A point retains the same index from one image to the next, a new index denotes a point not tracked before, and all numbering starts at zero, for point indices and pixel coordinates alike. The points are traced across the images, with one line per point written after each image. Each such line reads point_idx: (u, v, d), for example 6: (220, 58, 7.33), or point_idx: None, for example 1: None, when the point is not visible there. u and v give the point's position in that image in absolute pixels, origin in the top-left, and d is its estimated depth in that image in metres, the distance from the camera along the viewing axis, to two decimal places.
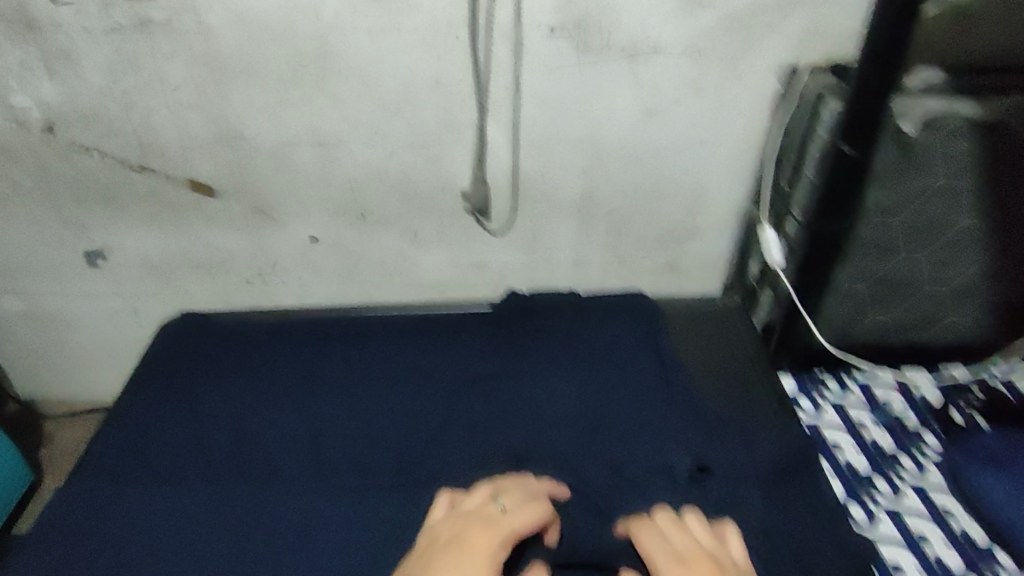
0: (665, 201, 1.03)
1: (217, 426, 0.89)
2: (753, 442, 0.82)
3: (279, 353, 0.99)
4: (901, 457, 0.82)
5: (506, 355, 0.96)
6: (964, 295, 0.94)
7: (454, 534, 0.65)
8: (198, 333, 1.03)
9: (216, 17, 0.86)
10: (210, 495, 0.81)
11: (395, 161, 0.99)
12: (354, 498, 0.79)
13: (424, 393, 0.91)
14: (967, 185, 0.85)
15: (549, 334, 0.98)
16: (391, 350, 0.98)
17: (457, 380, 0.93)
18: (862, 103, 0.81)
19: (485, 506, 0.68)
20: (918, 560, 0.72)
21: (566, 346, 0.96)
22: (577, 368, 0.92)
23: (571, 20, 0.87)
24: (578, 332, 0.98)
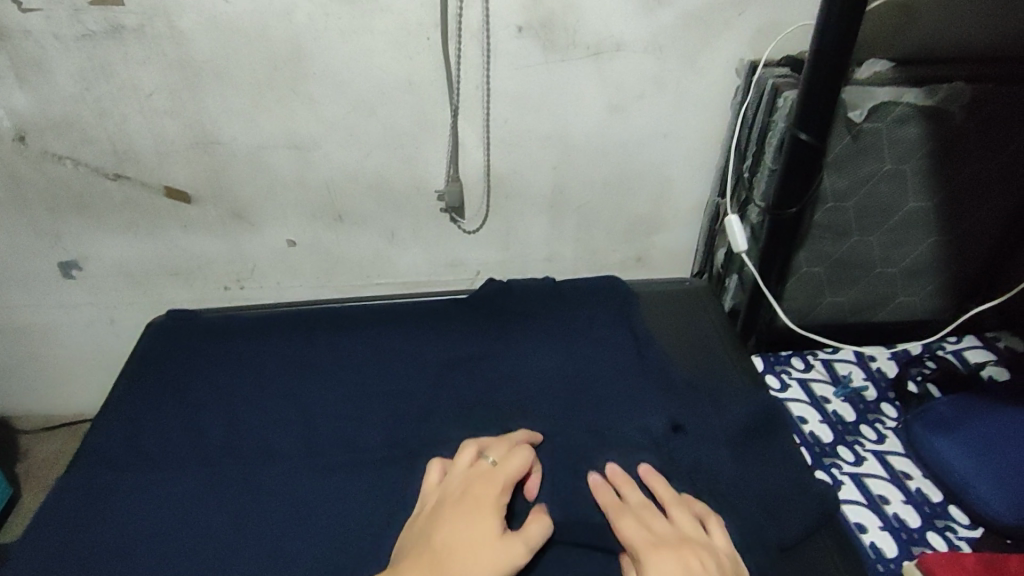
0: (637, 197, 1.01)
1: (204, 412, 0.81)
2: (724, 408, 0.78)
3: (266, 339, 0.91)
4: (862, 425, 0.82)
5: (487, 336, 0.88)
6: (919, 276, 0.90)
7: (440, 506, 0.62)
8: (184, 324, 0.95)
9: (188, 22, 0.84)
10: (198, 484, 0.73)
11: (370, 163, 0.97)
12: (344, 475, 0.73)
13: (402, 373, 0.84)
14: (916, 168, 0.81)
15: (530, 317, 0.90)
16: (372, 334, 0.90)
17: (437, 361, 0.85)
18: (819, 89, 0.72)
19: (475, 470, 0.65)
20: (881, 520, 0.72)
21: (545, 328, 0.88)
22: (555, 350, 0.85)
23: (537, 19, 0.85)
24: (556, 314, 0.91)
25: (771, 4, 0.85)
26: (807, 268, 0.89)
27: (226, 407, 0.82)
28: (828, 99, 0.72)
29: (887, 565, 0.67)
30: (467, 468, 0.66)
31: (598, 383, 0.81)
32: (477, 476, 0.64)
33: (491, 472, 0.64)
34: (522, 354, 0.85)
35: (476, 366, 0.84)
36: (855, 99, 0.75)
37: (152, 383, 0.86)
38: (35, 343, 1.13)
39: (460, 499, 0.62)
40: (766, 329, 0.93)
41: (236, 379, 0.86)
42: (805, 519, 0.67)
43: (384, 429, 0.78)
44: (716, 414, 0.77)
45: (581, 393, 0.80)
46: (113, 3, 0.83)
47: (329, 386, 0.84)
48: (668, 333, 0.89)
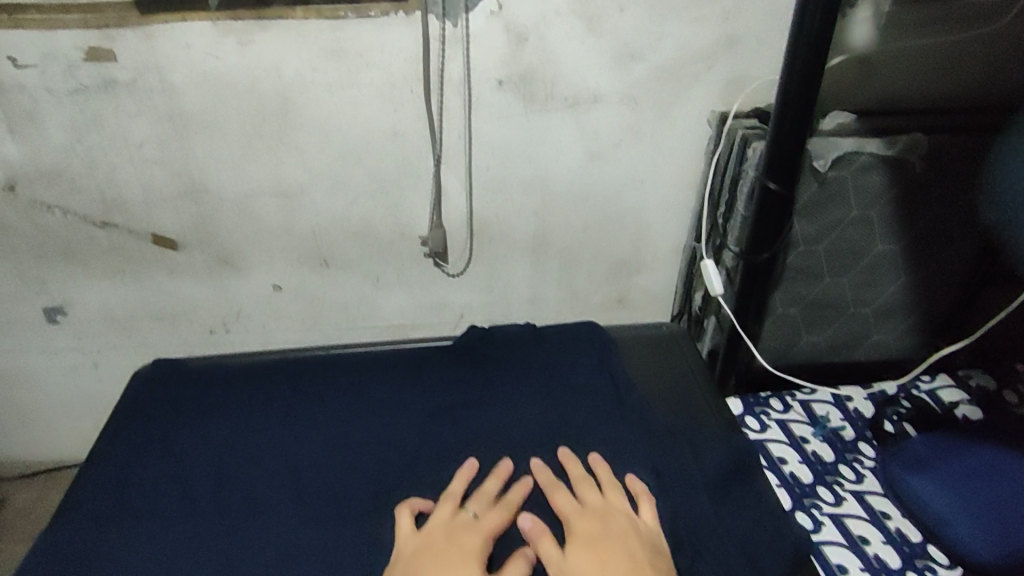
0: (616, 240, 1.04)
1: (181, 466, 0.81)
2: (704, 452, 0.78)
3: (249, 390, 0.91)
4: (841, 464, 0.83)
5: (471, 383, 0.88)
6: (891, 316, 0.93)
7: (422, 552, 0.65)
8: (171, 374, 0.95)
9: (179, 76, 0.87)
10: (175, 542, 0.72)
11: (357, 210, 0.99)
12: (333, 525, 0.72)
13: (385, 422, 0.84)
14: (881, 214, 0.84)
15: (512, 363, 0.91)
16: (356, 383, 0.90)
17: (423, 408, 0.85)
18: (783, 141, 0.75)
19: (457, 521, 0.68)
20: (862, 562, 0.72)
21: (529, 372, 0.89)
22: (537, 395, 0.85)
23: (516, 73, 0.89)
24: (539, 359, 0.92)
25: (738, 60, 0.89)
26: (782, 310, 0.91)
27: (209, 454, 0.82)
28: (793, 148, 0.75)
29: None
30: (448, 518, 0.68)
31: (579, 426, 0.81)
32: (459, 526, 0.67)
33: (475, 524, 0.67)
34: (505, 398, 0.86)
35: (458, 412, 0.84)
36: (819, 149, 0.79)
37: (135, 432, 0.86)
38: (19, 389, 1.13)
39: (444, 547, 0.65)
40: (744, 370, 0.95)
41: (219, 425, 0.86)
42: (787, 563, 0.67)
43: (365, 476, 0.78)
44: (699, 457, 0.77)
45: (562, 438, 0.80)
46: (106, 59, 0.85)
47: (312, 432, 0.84)
48: (647, 377, 0.90)
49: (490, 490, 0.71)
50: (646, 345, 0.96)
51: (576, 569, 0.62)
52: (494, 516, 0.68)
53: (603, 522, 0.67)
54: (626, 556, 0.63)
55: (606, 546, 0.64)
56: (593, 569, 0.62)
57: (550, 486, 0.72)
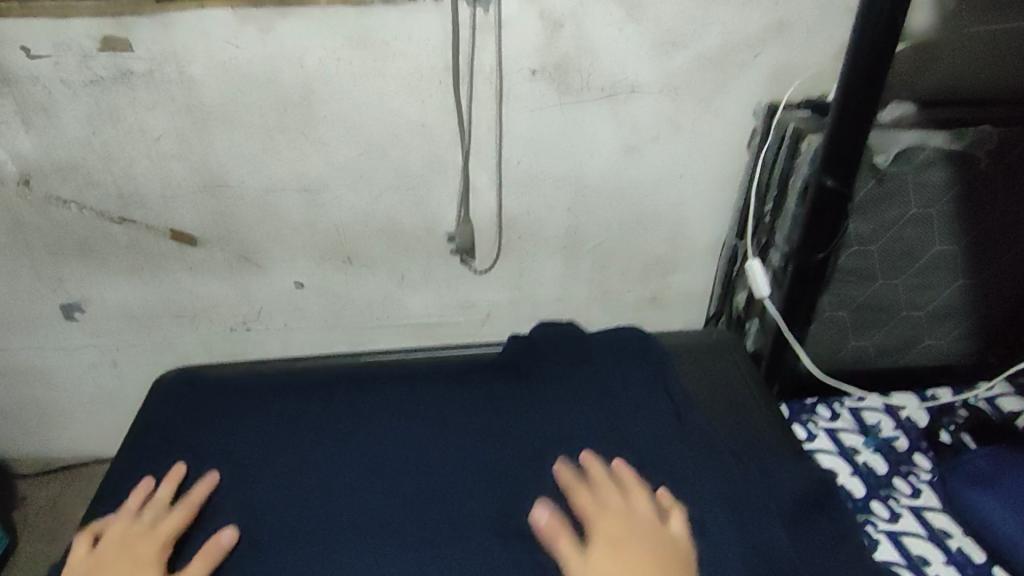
0: (652, 238, 0.99)
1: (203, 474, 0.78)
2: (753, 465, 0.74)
3: (269, 401, 0.85)
4: (895, 477, 0.78)
5: (514, 399, 0.83)
6: (946, 319, 0.88)
7: (99, 567, 0.65)
8: (194, 385, 0.88)
9: (198, 67, 0.83)
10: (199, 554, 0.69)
11: (381, 206, 0.95)
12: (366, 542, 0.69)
13: (422, 436, 0.79)
14: (941, 212, 0.79)
15: (554, 378, 0.85)
16: (388, 397, 0.84)
17: (460, 426, 0.80)
18: (844, 135, 0.70)
19: (135, 532, 0.67)
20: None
21: (573, 388, 0.83)
22: (584, 414, 0.80)
23: (551, 62, 0.84)
24: (584, 373, 0.85)
25: (789, 47, 0.84)
26: (831, 313, 0.86)
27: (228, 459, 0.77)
28: (854, 142, 0.70)
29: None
30: (129, 527, 0.68)
31: (621, 438, 0.77)
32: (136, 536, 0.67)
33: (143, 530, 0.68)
34: (541, 407, 0.82)
35: (496, 429, 0.79)
36: (880, 143, 0.74)
37: (152, 432, 0.82)
38: (38, 387, 1.10)
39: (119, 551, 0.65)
40: (790, 377, 0.90)
41: (239, 428, 0.81)
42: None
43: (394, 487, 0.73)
44: (755, 477, 0.73)
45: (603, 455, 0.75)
46: (121, 48, 0.82)
47: (337, 441, 0.79)
48: (690, 384, 0.85)
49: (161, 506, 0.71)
50: (690, 350, 0.90)
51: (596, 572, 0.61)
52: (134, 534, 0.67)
53: (626, 526, 0.65)
54: (610, 552, 0.63)
55: (630, 553, 0.62)
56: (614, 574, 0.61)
57: (573, 491, 0.69)
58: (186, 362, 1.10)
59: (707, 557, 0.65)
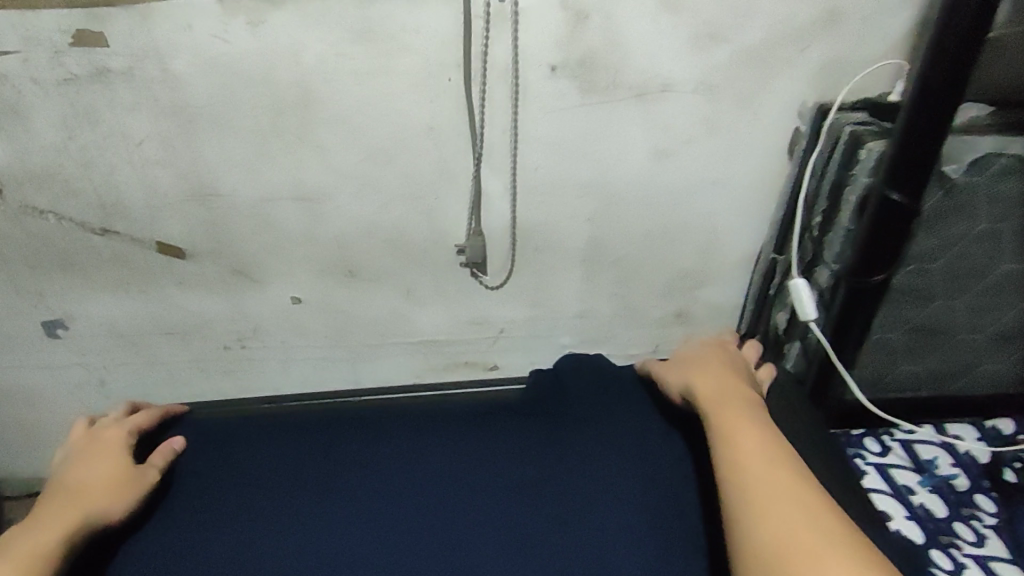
0: (680, 250, 0.91)
1: None
2: None
3: (265, 451, 0.74)
4: (955, 522, 0.71)
5: (544, 453, 0.72)
6: (1010, 344, 0.79)
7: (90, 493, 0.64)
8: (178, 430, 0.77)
9: (182, 64, 0.75)
10: None
11: (386, 215, 0.87)
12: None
13: (442, 498, 0.68)
14: (1014, 228, 0.70)
15: (590, 424, 0.74)
16: (404, 443, 0.74)
17: (486, 482, 0.70)
18: (914, 142, 0.61)
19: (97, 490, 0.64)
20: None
21: (613, 440, 0.72)
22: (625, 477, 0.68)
23: (575, 58, 0.75)
24: (624, 421, 0.74)
25: (843, 41, 0.74)
26: (882, 336, 0.78)
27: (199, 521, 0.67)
28: (929, 153, 0.61)
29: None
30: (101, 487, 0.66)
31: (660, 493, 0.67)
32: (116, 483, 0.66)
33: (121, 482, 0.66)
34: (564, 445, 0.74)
35: (524, 489, 0.69)
36: (952, 150, 0.66)
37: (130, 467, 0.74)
38: (23, 407, 1.04)
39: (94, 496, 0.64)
40: (836, 406, 0.81)
41: (223, 478, 0.71)
42: None
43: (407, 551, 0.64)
44: None
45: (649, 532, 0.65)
46: (96, 43, 0.73)
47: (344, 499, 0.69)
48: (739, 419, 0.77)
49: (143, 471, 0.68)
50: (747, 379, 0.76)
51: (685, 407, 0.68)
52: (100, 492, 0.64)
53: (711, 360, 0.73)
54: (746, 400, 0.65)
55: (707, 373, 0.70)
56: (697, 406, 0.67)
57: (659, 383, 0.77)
58: (178, 380, 1.03)
59: None
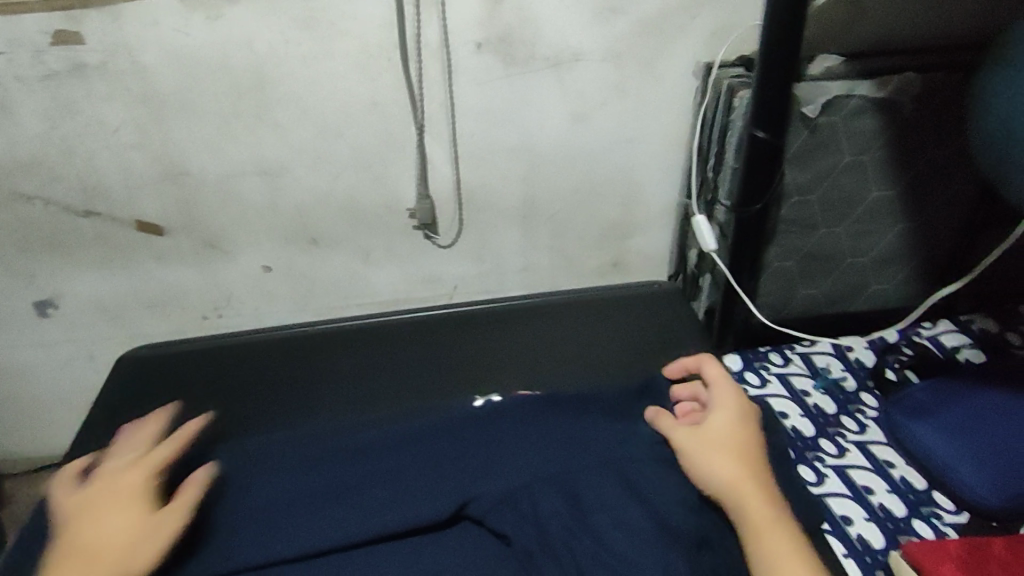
0: (607, 201, 1.02)
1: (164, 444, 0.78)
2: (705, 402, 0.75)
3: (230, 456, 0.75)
4: (842, 416, 0.82)
5: (488, 439, 0.69)
6: (889, 263, 0.90)
7: (93, 505, 0.59)
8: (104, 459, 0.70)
9: (151, 56, 0.85)
10: None
11: (341, 183, 0.97)
12: None
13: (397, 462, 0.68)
14: (875, 158, 0.82)
15: (539, 420, 0.71)
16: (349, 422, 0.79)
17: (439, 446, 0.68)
18: (769, 88, 0.73)
19: (113, 467, 0.63)
20: (843, 541, 0.70)
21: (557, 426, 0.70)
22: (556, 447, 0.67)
23: (495, 34, 0.86)
24: (576, 414, 0.72)
25: (723, 9, 0.87)
26: (778, 264, 0.88)
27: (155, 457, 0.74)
28: (779, 92, 0.73)
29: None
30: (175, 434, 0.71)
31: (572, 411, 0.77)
32: (129, 497, 0.60)
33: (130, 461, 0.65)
34: (495, 374, 0.87)
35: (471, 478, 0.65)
36: (806, 94, 0.77)
37: (126, 399, 0.85)
38: (14, 385, 1.12)
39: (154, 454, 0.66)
40: (741, 328, 0.93)
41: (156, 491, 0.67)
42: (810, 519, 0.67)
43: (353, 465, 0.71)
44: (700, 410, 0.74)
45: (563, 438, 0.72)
46: (74, 42, 0.83)
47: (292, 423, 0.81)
48: (635, 331, 0.91)
49: (168, 521, 0.59)
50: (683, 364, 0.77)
51: (721, 392, 0.69)
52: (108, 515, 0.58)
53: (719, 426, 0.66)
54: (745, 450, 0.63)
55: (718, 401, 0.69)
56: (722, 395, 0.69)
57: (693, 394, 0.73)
58: None
59: (663, 495, 0.65)
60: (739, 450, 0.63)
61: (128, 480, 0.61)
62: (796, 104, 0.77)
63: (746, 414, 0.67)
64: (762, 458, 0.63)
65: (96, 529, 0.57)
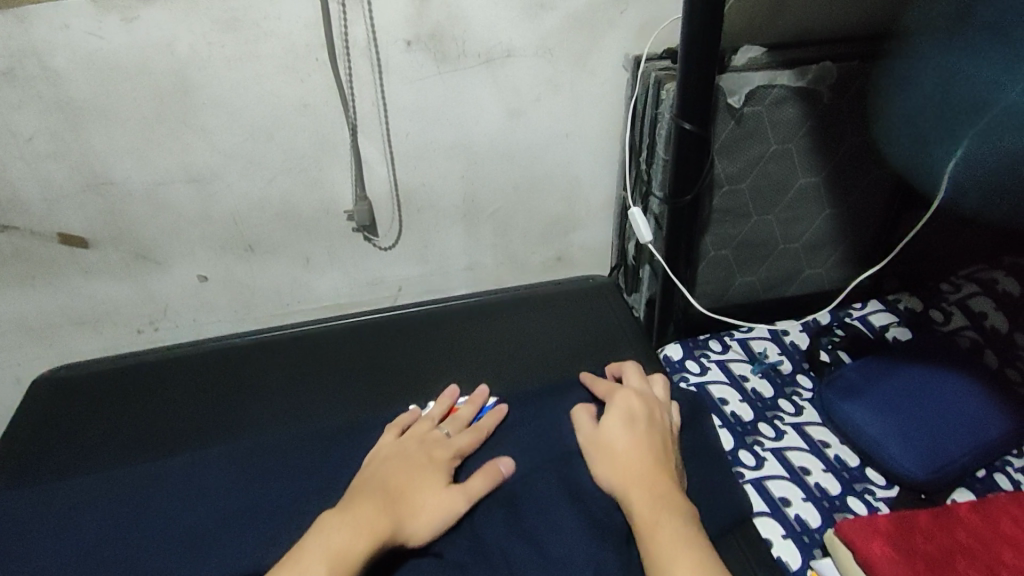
0: (547, 197, 1.02)
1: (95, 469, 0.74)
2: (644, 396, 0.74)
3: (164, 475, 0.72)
4: (780, 399, 0.85)
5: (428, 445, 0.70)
6: (819, 247, 0.92)
7: (413, 473, 0.64)
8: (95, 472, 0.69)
9: (63, 61, 0.80)
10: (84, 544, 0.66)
11: (275, 188, 0.95)
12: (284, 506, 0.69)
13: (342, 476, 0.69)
14: (800, 146, 0.84)
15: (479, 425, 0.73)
16: (288, 433, 0.77)
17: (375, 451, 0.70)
18: (693, 81, 0.73)
19: (430, 438, 0.70)
20: (782, 522, 0.72)
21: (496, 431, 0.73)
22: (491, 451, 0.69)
23: (425, 32, 0.85)
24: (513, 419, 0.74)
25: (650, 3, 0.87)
26: (714, 253, 0.90)
27: (87, 483, 0.72)
28: (703, 85, 0.74)
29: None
30: (425, 432, 0.71)
31: (513, 409, 0.77)
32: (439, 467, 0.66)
33: (443, 465, 0.67)
34: (437, 370, 0.86)
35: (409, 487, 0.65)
36: (731, 85, 0.78)
37: (52, 420, 0.82)
38: None
39: (416, 456, 0.67)
40: (682, 317, 0.95)
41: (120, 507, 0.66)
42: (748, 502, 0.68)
43: (291, 477, 0.71)
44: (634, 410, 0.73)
45: (502, 436, 0.72)
46: None
47: (225, 433, 0.78)
48: (574, 325, 0.92)
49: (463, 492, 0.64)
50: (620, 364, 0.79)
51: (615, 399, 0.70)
52: (345, 530, 0.54)
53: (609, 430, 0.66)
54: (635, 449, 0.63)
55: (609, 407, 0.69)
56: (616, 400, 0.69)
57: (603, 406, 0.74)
58: None
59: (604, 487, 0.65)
60: (633, 453, 0.63)
61: (437, 452, 0.68)
62: (721, 95, 0.78)
63: (647, 424, 0.66)
64: (657, 453, 0.63)
65: (410, 490, 0.62)
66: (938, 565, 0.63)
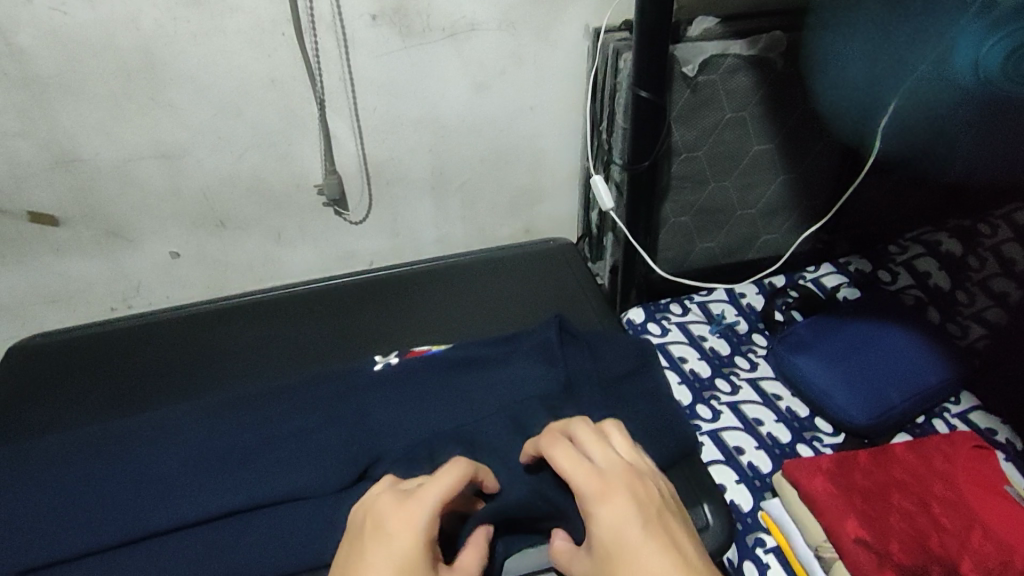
0: (513, 170, 1.05)
1: None
2: (601, 346, 0.73)
3: None
4: (736, 357, 0.90)
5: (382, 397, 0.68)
6: (774, 212, 0.96)
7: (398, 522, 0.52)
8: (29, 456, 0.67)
9: (26, 37, 0.80)
10: None
11: (245, 164, 0.96)
12: None
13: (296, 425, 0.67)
14: (754, 114, 0.87)
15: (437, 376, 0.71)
16: None
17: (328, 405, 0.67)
18: (648, 49, 0.76)
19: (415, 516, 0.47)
20: (735, 469, 0.77)
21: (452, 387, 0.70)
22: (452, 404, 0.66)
23: (390, 6, 0.85)
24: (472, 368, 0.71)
25: None
26: (674, 220, 0.93)
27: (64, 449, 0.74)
28: (658, 54, 0.76)
29: (744, 519, 0.72)
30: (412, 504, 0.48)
31: None
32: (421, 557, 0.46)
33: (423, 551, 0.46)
34: (404, 333, 0.89)
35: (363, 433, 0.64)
36: (685, 54, 0.80)
37: (20, 389, 0.82)
38: None
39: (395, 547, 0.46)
40: (644, 281, 0.98)
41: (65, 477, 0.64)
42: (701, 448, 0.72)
43: None
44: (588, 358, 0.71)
45: None
46: None
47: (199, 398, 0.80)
48: (540, 290, 0.94)
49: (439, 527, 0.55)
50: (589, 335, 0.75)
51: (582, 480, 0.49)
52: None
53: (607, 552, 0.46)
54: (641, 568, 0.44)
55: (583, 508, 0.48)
56: (581, 477, 0.49)
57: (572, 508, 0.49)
58: None
59: None
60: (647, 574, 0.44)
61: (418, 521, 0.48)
62: (677, 64, 0.80)
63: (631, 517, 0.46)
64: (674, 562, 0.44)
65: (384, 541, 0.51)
66: (875, 497, 0.68)
